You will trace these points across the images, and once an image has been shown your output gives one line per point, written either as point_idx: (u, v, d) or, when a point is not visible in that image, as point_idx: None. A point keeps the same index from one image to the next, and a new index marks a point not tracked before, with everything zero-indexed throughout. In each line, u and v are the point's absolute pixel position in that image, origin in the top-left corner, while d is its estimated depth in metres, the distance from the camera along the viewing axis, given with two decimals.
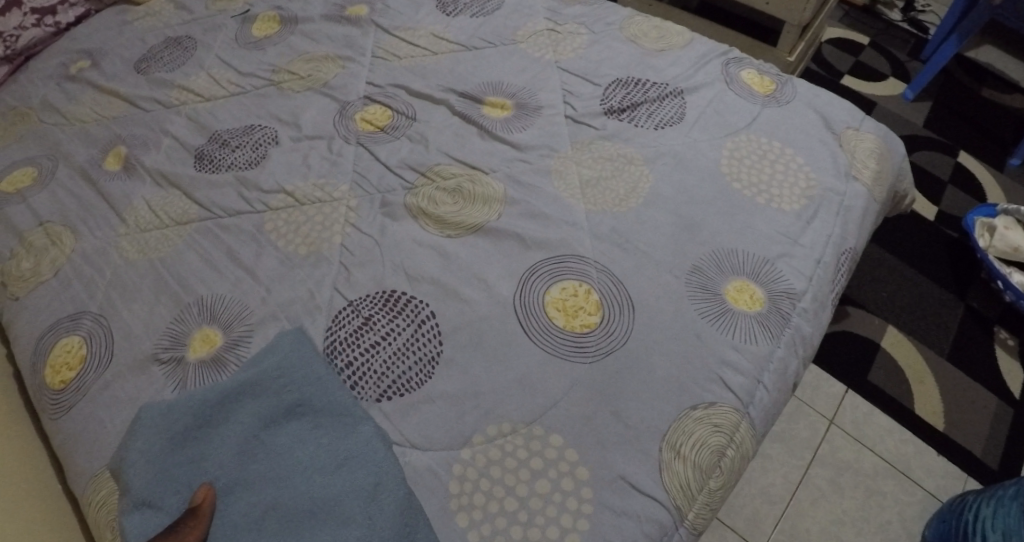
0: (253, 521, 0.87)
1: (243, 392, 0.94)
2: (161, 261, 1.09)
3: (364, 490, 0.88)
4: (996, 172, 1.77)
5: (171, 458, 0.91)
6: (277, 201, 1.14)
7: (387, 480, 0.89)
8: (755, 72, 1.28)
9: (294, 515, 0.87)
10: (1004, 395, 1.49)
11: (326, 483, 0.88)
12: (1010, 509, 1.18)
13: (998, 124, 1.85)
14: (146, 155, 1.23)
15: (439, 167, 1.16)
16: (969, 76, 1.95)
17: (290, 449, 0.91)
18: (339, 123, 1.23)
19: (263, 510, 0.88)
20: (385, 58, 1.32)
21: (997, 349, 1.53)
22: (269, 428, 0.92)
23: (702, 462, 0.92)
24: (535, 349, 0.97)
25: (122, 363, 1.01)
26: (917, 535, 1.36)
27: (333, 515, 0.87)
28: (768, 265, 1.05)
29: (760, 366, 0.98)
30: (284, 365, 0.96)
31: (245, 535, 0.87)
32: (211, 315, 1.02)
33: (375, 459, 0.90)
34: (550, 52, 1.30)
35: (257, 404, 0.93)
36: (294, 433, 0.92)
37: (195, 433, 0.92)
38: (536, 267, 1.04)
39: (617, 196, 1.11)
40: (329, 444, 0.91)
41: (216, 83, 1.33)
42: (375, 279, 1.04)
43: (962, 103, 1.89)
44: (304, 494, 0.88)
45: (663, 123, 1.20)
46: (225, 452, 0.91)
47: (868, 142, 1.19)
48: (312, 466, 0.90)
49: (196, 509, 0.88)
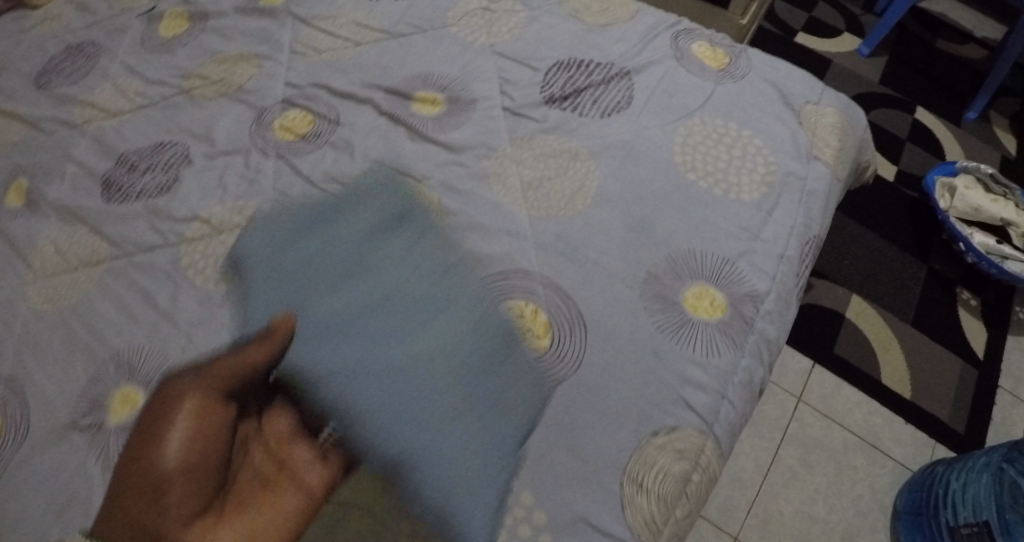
0: (348, 350, 0.92)
1: (348, 204, 1.04)
2: (73, 311, 1.01)
3: (461, 312, 0.93)
4: (953, 128, 1.71)
5: (283, 255, 0.99)
6: (193, 231, 1.05)
7: (477, 305, 0.93)
8: (706, 44, 1.17)
9: (410, 305, 0.94)
10: (968, 355, 1.46)
11: (433, 305, 0.94)
12: (981, 485, 1.17)
13: (954, 76, 1.77)
14: (50, 188, 1.14)
15: (366, 178, 1.06)
16: (922, 27, 1.86)
17: (399, 357, 0.90)
18: (256, 133, 1.13)
19: (375, 298, 0.95)
20: (304, 54, 1.21)
21: (958, 309, 1.50)
22: (372, 342, 0.92)
23: (666, 493, 0.87)
24: (483, 388, 0.89)
25: (40, 434, 0.95)
26: (887, 506, 1.34)
27: (435, 331, 0.92)
28: (729, 265, 0.98)
29: (724, 380, 0.92)
30: (390, 208, 1.02)
31: (337, 346, 0.92)
32: (129, 371, 0.96)
33: (463, 291, 0.95)
34: (484, 33, 1.19)
35: (394, 317, 0.93)
36: (403, 340, 0.92)
37: (298, 239, 1.01)
38: (478, 287, 0.95)
39: (561, 198, 1.02)
40: (458, 309, 0.93)
41: (122, 95, 1.22)
42: (389, 194, 1.04)
43: (917, 57, 1.80)
44: (407, 307, 0.94)
45: (609, 109, 1.09)
46: (326, 276, 0.97)
47: (828, 117, 1.12)
48: (421, 295, 0.95)
49: (269, 337, 0.94)
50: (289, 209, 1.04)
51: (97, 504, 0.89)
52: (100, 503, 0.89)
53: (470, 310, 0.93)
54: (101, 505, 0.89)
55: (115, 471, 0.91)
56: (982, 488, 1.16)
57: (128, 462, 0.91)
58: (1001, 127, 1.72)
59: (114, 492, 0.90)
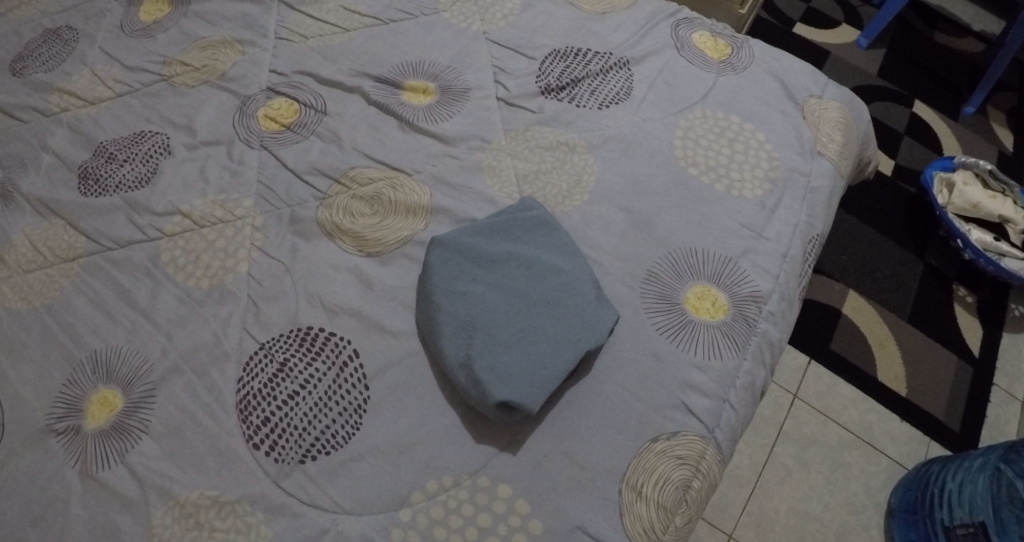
0: (463, 304, 0.87)
1: (466, 156, 1.02)
2: (48, 310, 0.97)
3: (561, 261, 0.90)
4: (951, 121, 1.67)
5: (380, 202, 0.99)
6: (173, 225, 1.01)
7: (573, 259, 0.91)
8: (707, 33, 1.13)
9: (497, 256, 0.90)
10: (963, 353, 1.42)
11: (526, 256, 0.90)
12: (977, 484, 1.12)
13: (952, 69, 1.74)
14: (25, 179, 1.09)
15: (354, 170, 1.02)
16: (921, 19, 1.82)
17: (475, 311, 0.86)
18: (239, 122, 1.09)
19: (471, 249, 0.91)
20: (290, 40, 1.16)
21: (955, 306, 1.46)
22: (482, 240, 0.92)
23: (666, 501, 0.83)
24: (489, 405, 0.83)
25: (14, 438, 0.90)
26: (882, 504, 1.30)
27: (544, 282, 0.88)
28: (731, 264, 0.95)
29: (726, 383, 0.89)
30: (471, 155, 1.02)
31: (447, 299, 0.88)
32: (107, 373, 0.92)
33: (556, 240, 0.92)
34: (478, 21, 1.14)
35: (501, 222, 0.93)
36: (512, 242, 0.92)
37: (391, 190, 1.00)
38: (484, 300, 0.87)
39: (559, 191, 0.99)
40: (552, 260, 0.90)
41: (100, 82, 1.17)
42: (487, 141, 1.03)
43: (916, 48, 1.77)
44: (504, 255, 0.90)
45: (607, 100, 1.05)
46: (439, 216, 0.97)
47: (833, 112, 1.08)
48: (509, 242, 0.92)
49: (322, 333, 0.90)
50: (401, 153, 1.03)
51: (73, 513, 0.86)
52: (77, 511, 0.85)
53: (549, 271, 0.89)
54: (79, 514, 0.85)
55: (93, 479, 0.87)
56: (978, 489, 1.11)
57: (107, 468, 0.87)
58: (999, 121, 1.69)
59: (92, 502, 0.86)
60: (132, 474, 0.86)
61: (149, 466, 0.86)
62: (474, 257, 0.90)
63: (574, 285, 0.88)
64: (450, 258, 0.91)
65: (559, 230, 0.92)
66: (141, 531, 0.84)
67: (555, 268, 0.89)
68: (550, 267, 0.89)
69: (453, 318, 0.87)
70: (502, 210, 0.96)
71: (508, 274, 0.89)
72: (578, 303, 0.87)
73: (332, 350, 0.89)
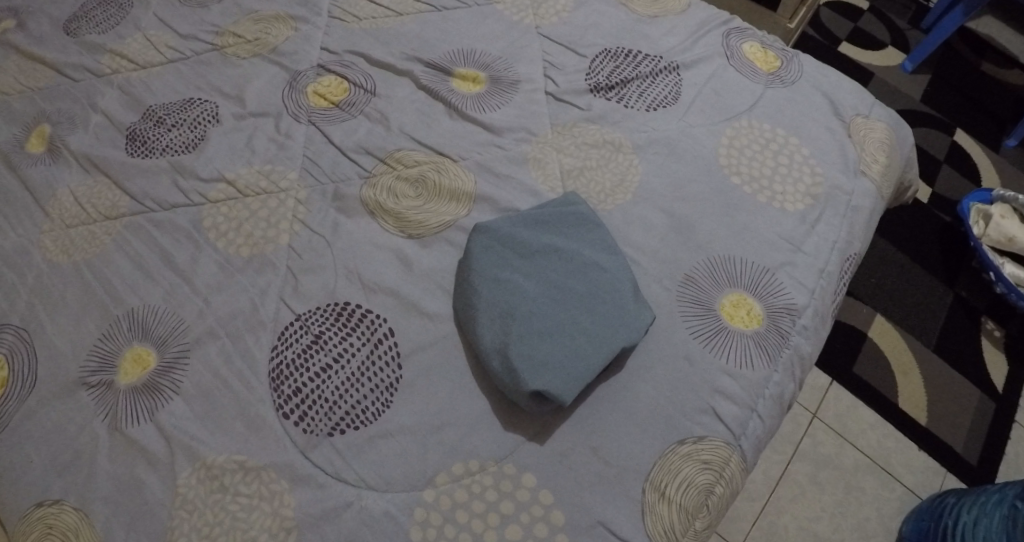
0: (500, 295, 0.87)
1: (514, 146, 1.03)
2: (88, 266, 0.99)
3: (600, 259, 0.90)
4: (991, 154, 1.66)
5: (427, 185, 0.99)
6: (217, 192, 1.02)
7: (612, 258, 0.90)
8: (757, 45, 1.13)
9: (537, 249, 0.90)
10: (987, 387, 1.41)
11: (567, 250, 0.90)
12: (992, 521, 1.09)
13: (997, 102, 1.73)
14: (73, 136, 1.11)
15: (401, 152, 1.03)
16: (968, 48, 1.81)
17: (512, 301, 0.87)
18: (289, 97, 1.10)
19: (511, 239, 0.91)
20: (343, 19, 1.17)
21: (982, 339, 1.45)
22: (523, 231, 0.92)
23: (688, 504, 0.83)
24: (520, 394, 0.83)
25: (48, 389, 0.92)
26: (895, 530, 1.29)
27: (584, 278, 0.88)
28: (769, 275, 0.94)
29: (755, 393, 0.89)
30: (520, 146, 1.03)
31: (485, 287, 0.88)
32: (143, 331, 0.93)
33: (598, 237, 0.92)
34: (531, 14, 1.15)
35: (543, 214, 0.93)
36: (552, 236, 0.92)
37: (437, 175, 1.00)
38: (523, 291, 0.87)
39: (601, 189, 0.99)
40: (592, 256, 0.90)
41: (152, 47, 1.18)
42: (535, 135, 1.04)
43: (961, 77, 1.76)
44: (545, 249, 0.90)
45: (655, 103, 1.05)
46: (483, 205, 0.98)
47: (878, 133, 1.07)
48: (550, 235, 0.92)
49: (358, 311, 0.91)
50: (448, 140, 1.03)
51: (102, 466, 0.87)
52: (105, 465, 0.87)
53: (587, 267, 0.89)
54: (108, 469, 0.87)
55: (122, 434, 0.88)
56: (992, 525, 1.09)
57: (136, 425, 0.88)
58: None
59: (121, 457, 0.87)
60: (161, 433, 0.88)
61: (179, 426, 0.88)
62: (516, 247, 0.90)
63: (613, 284, 0.88)
64: (492, 245, 0.91)
65: (600, 227, 0.93)
66: (167, 489, 0.85)
67: (594, 264, 0.89)
68: (590, 263, 0.89)
69: (491, 305, 0.87)
70: (544, 202, 0.96)
71: (548, 267, 0.89)
72: (615, 300, 0.87)
73: (368, 327, 0.90)
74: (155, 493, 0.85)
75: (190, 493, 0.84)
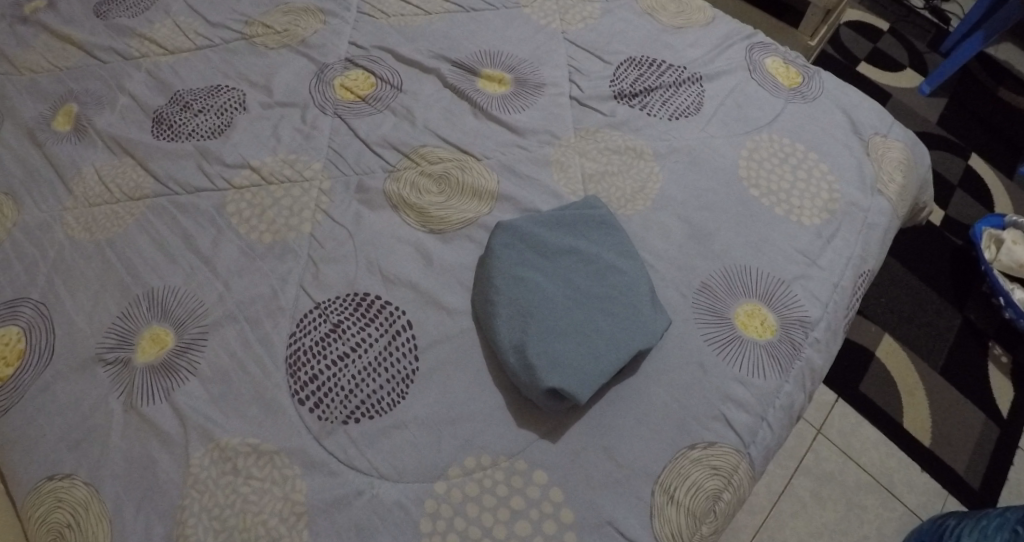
0: (519, 294, 0.88)
1: (538, 148, 1.04)
2: (110, 244, 1.00)
3: (619, 263, 0.91)
4: (1005, 180, 1.67)
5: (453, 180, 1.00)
6: (241, 178, 1.03)
7: (629, 263, 0.91)
8: (780, 60, 1.14)
9: (556, 249, 0.91)
10: (992, 412, 1.41)
11: (586, 253, 0.91)
12: None
13: (1013, 129, 1.74)
14: (100, 117, 1.12)
15: (425, 148, 1.04)
16: (986, 74, 1.82)
17: (530, 300, 0.88)
18: (316, 88, 1.11)
19: (531, 240, 0.92)
20: (372, 15, 1.18)
21: (989, 364, 1.46)
22: (545, 231, 0.93)
23: (696, 508, 0.84)
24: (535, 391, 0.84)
25: (64, 364, 0.93)
26: None
27: (602, 281, 0.89)
28: (783, 287, 0.95)
29: (766, 402, 0.89)
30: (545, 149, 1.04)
31: (505, 284, 0.89)
32: (162, 312, 0.94)
33: (618, 241, 0.93)
34: (557, 20, 1.16)
35: (564, 216, 0.94)
36: (572, 237, 0.93)
37: (461, 172, 1.01)
38: (543, 290, 0.88)
39: (622, 195, 1.00)
40: (610, 260, 0.91)
41: (181, 34, 1.19)
42: (560, 139, 1.04)
43: (978, 103, 1.77)
44: (564, 251, 0.91)
45: (678, 113, 1.07)
46: (505, 204, 0.99)
47: (896, 152, 1.08)
48: (571, 237, 0.93)
49: (377, 303, 0.92)
50: (473, 138, 1.04)
51: (116, 443, 0.88)
52: (119, 442, 0.88)
53: (605, 270, 0.90)
54: (122, 446, 0.88)
55: (137, 412, 0.89)
56: None
57: (151, 404, 0.89)
58: None
59: (135, 435, 0.88)
60: (176, 412, 0.88)
61: (194, 407, 0.88)
62: (537, 247, 0.91)
63: (630, 288, 0.89)
64: (513, 243, 0.92)
65: (620, 232, 0.93)
66: (180, 468, 0.86)
67: (612, 268, 0.90)
68: (608, 266, 0.90)
69: (510, 302, 0.88)
70: (566, 205, 0.97)
71: (567, 268, 0.90)
72: (632, 304, 0.88)
73: (388, 318, 0.91)
74: (168, 472, 0.86)
75: (203, 474, 0.85)
